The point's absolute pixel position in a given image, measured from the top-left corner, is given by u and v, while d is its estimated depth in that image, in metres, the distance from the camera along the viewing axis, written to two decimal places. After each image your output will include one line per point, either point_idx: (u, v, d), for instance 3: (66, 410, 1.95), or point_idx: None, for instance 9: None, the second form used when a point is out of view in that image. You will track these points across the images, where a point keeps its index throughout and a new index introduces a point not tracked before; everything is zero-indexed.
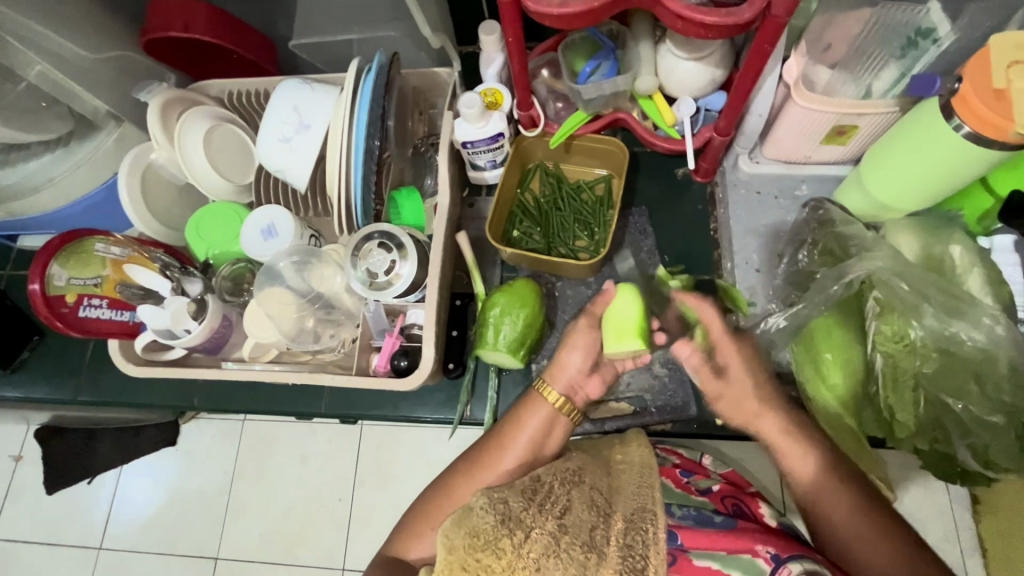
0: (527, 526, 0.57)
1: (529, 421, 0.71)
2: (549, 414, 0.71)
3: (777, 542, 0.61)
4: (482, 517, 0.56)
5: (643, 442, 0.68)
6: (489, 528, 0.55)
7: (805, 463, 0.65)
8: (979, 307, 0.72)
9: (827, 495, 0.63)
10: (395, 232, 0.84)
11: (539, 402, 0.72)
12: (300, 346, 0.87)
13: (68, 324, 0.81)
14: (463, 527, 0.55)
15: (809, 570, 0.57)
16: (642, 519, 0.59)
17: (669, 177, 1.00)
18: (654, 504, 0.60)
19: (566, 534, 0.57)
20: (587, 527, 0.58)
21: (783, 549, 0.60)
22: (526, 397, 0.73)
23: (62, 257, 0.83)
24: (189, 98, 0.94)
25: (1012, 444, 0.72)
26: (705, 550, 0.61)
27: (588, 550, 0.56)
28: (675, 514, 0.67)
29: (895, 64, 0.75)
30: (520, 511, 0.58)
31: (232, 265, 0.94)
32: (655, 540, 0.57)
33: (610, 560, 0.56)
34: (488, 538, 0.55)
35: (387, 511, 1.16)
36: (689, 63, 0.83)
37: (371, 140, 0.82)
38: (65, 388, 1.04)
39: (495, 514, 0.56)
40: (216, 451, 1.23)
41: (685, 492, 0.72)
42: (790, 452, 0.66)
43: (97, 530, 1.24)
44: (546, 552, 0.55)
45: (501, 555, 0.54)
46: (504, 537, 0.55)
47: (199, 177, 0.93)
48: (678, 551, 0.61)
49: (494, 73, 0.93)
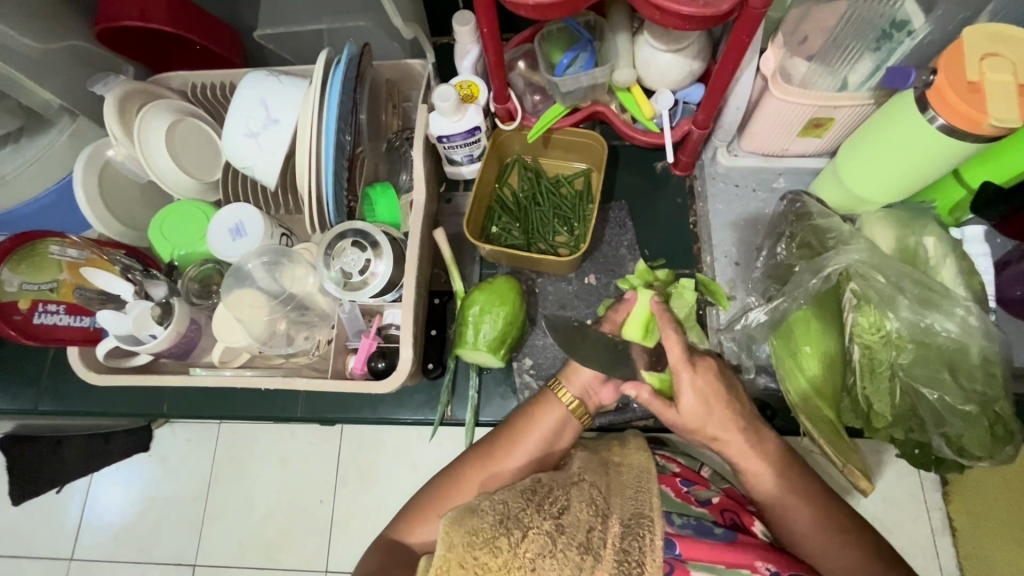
0: (524, 525, 0.54)
1: (538, 420, 0.69)
2: (562, 414, 0.70)
3: (778, 560, 0.62)
4: (481, 517, 0.54)
5: (643, 446, 0.67)
6: (487, 527, 0.53)
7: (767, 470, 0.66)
8: (952, 298, 0.73)
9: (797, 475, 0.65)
10: (369, 231, 0.82)
11: (553, 401, 0.70)
12: (273, 350, 0.83)
13: (22, 333, 0.78)
14: (463, 526, 0.52)
15: None
16: (639, 525, 0.57)
17: (648, 170, 1.00)
18: (652, 510, 0.58)
19: (562, 534, 0.54)
20: (584, 527, 0.55)
21: (783, 568, 0.61)
22: (538, 397, 0.72)
23: (14, 260, 0.79)
24: (149, 91, 0.90)
25: (985, 433, 0.73)
26: (704, 562, 0.61)
27: (585, 551, 0.53)
28: (675, 522, 0.66)
29: (870, 56, 0.74)
30: (518, 510, 0.55)
31: (199, 267, 0.90)
32: (652, 547, 0.55)
33: (605, 563, 0.53)
34: (486, 537, 0.52)
35: (369, 512, 1.14)
36: (668, 55, 0.83)
37: (342, 134, 0.79)
38: (26, 397, 0.99)
39: (494, 514, 0.54)
40: (190, 456, 1.20)
41: (685, 501, 0.70)
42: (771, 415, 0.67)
43: (68, 542, 1.19)
44: (542, 552, 0.52)
45: (497, 553, 0.51)
46: (501, 535, 0.52)
47: (161, 175, 0.89)
48: (676, 560, 0.61)
49: (468, 65, 0.91)
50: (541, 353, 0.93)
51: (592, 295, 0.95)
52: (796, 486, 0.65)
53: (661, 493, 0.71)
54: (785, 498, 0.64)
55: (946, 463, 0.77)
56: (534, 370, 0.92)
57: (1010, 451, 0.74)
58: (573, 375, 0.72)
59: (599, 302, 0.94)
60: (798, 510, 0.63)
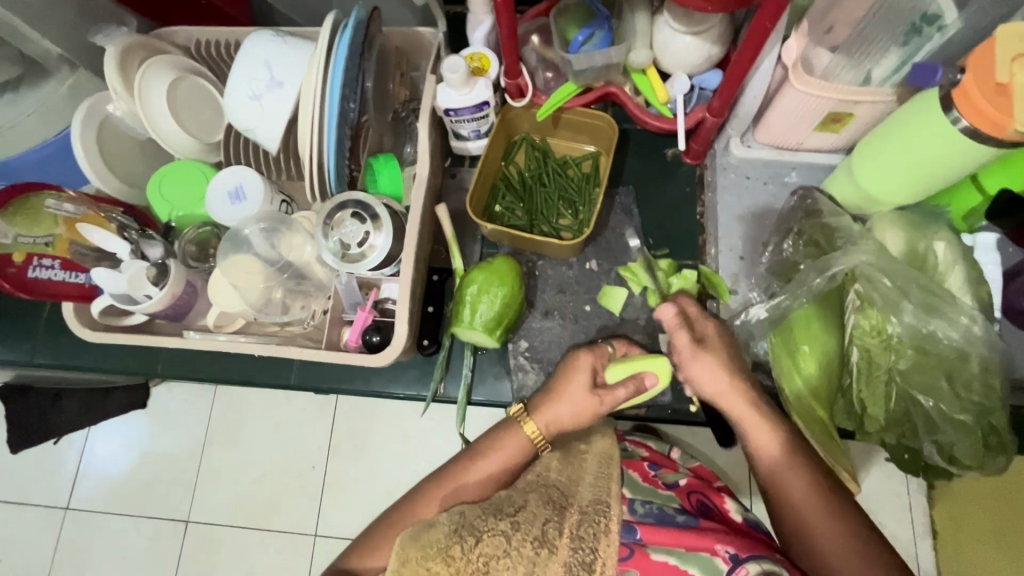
0: (480, 531, 0.55)
1: (502, 445, 0.68)
2: (528, 445, 0.68)
3: (738, 542, 0.62)
4: (438, 529, 0.55)
5: (606, 433, 0.68)
6: (442, 537, 0.54)
7: (770, 442, 0.65)
8: (958, 306, 0.72)
9: (787, 466, 0.64)
10: (370, 203, 0.80)
11: (517, 432, 0.68)
12: (267, 318, 0.83)
13: (15, 285, 0.77)
14: (420, 540, 0.54)
15: (765, 570, 0.58)
16: (597, 512, 0.57)
17: (658, 157, 0.97)
18: (610, 496, 0.58)
19: (519, 531, 0.55)
20: (540, 521, 0.56)
21: (741, 549, 0.61)
22: (503, 422, 0.70)
23: (8, 213, 0.78)
24: (151, 45, 0.88)
25: (978, 443, 0.73)
26: (663, 545, 0.62)
27: (540, 545, 0.54)
28: (637, 511, 0.67)
29: (896, 52, 0.71)
30: (475, 518, 0.57)
31: (197, 229, 0.89)
32: (605, 533, 0.55)
33: (560, 555, 0.53)
34: (440, 547, 0.53)
35: (359, 480, 1.15)
36: (687, 37, 0.80)
37: (346, 102, 0.77)
38: (22, 349, 1.00)
39: (450, 524, 0.55)
40: (185, 416, 1.21)
41: (652, 486, 0.72)
42: (753, 425, 0.66)
43: (62, 492, 1.21)
44: (497, 554, 0.53)
45: (450, 561, 0.52)
46: (455, 544, 0.53)
47: (162, 134, 0.87)
48: (636, 545, 0.62)
49: (480, 37, 0.88)
50: (537, 336, 0.92)
51: (593, 281, 0.94)
52: (796, 469, 0.63)
53: (629, 479, 0.72)
54: (786, 466, 0.64)
55: (933, 469, 0.78)
56: (529, 353, 0.92)
57: (1000, 461, 0.74)
58: (546, 410, 0.68)
59: (599, 288, 0.93)
60: (798, 482, 0.63)
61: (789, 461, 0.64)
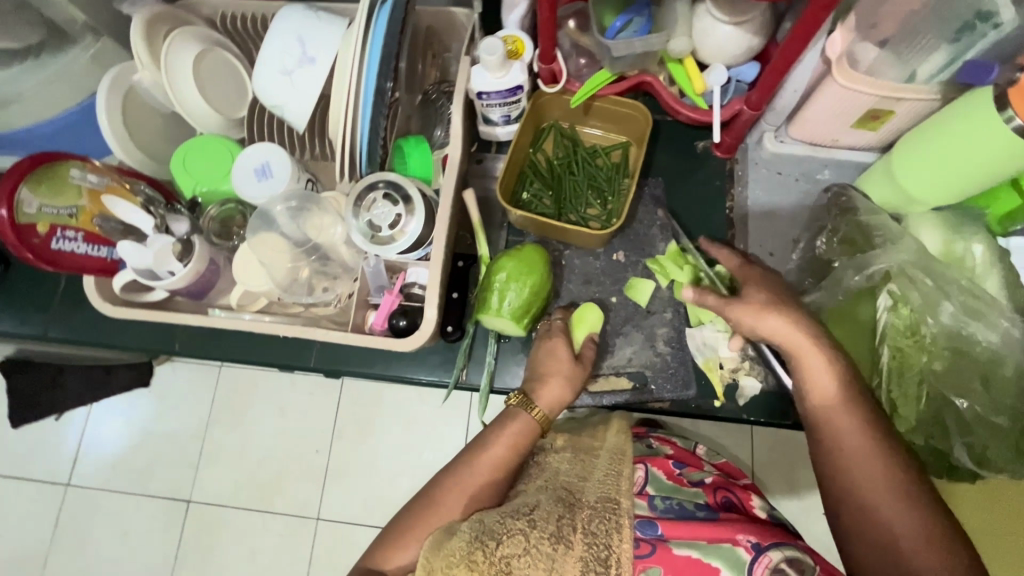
0: (500, 534, 0.54)
1: (506, 430, 0.67)
2: (532, 432, 0.69)
3: (759, 531, 0.62)
4: (458, 538, 0.54)
5: (621, 429, 0.70)
6: (464, 545, 0.53)
7: (826, 385, 0.63)
8: (998, 309, 0.72)
9: (841, 411, 0.62)
10: (402, 183, 0.79)
11: (520, 417, 0.68)
12: (292, 297, 0.82)
13: (39, 256, 0.74)
14: (441, 550, 0.53)
15: (789, 557, 0.59)
16: (606, 509, 0.57)
17: (688, 149, 0.96)
18: (619, 494, 0.59)
19: (535, 528, 0.55)
20: (554, 518, 0.56)
21: (763, 539, 0.61)
22: (502, 413, 0.70)
23: (32, 180, 0.75)
24: (178, 17, 0.86)
25: (1013, 446, 0.73)
26: (685, 540, 0.61)
27: (556, 541, 0.54)
28: (658, 507, 0.67)
29: (946, 48, 0.70)
30: (494, 523, 0.55)
31: (221, 206, 0.88)
32: (617, 529, 0.55)
33: (576, 550, 0.53)
34: (462, 554, 0.52)
35: (361, 464, 1.15)
36: (728, 27, 0.78)
37: (383, 80, 0.75)
38: (34, 322, 0.98)
39: (470, 532, 0.54)
40: (190, 396, 1.20)
41: (676, 484, 0.71)
42: (811, 366, 0.63)
43: (65, 468, 1.20)
44: (518, 553, 0.53)
45: (474, 566, 0.51)
46: (477, 549, 0.52)
47: (185, 106, 0.85)
48: (658, 540, 0.61)
49: (515, 19, 0.86)
50: None
51: (620, 272, 0.92)
52: (850, 414, 0.62)
53: (652, 475, 0.72)
54: (837, 410, 0.62)
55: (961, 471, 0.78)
56: None
57: None
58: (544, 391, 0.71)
59: (625, 280, 0.92)
60: (849, 427, 0.61)
61: (841, 407, 0.62)
